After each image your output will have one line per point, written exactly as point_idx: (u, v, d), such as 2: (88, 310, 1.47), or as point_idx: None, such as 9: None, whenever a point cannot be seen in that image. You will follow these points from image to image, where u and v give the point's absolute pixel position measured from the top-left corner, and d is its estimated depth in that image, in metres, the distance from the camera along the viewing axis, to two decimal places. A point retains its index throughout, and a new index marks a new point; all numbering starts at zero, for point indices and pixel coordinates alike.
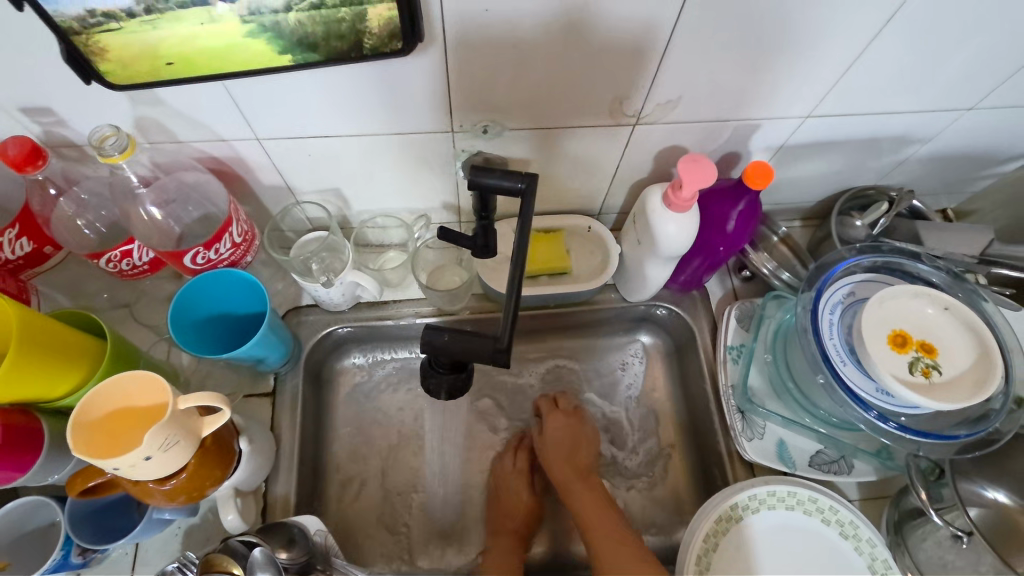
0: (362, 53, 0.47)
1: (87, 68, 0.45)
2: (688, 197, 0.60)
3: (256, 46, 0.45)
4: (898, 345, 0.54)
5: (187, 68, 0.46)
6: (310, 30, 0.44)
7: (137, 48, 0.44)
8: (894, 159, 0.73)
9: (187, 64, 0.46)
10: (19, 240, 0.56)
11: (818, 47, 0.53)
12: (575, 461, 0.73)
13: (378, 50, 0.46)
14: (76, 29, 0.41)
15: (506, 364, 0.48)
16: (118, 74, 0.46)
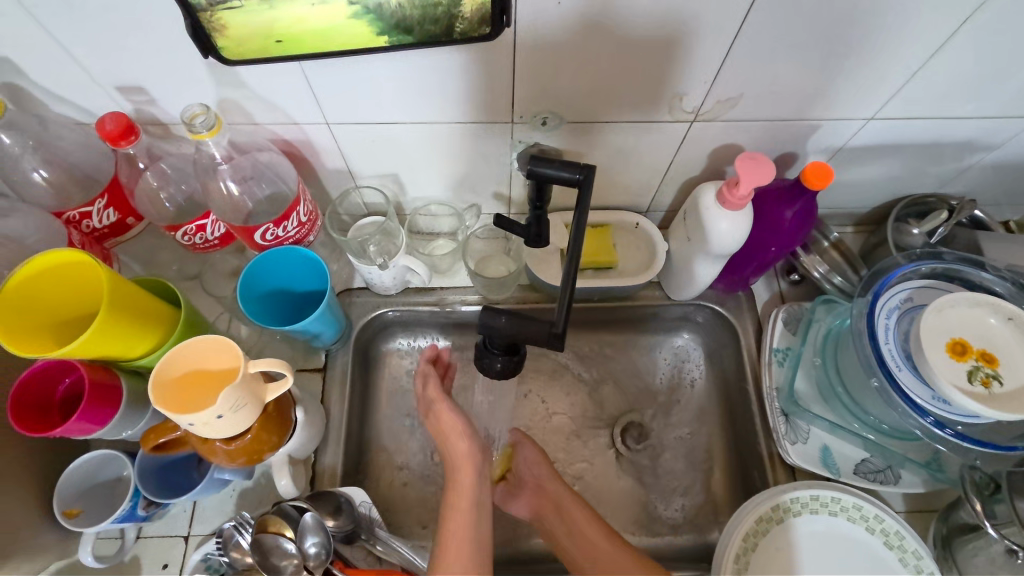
0: (452, 37, 0.48)
1: (207, 44, 0.47)
2: (744, 196, 0.59)
3: (358, 29, 0.47)
4: (958, 353, 0.53)
5: (294, 45, 0.48)
6: (408, 13, 0.46)
7: (252, 26, 0.46)
8: (956, 166, 0.71)
9: (294, 42, 0.48)
10: (107, 211, 0.60)
11: (888, 48, 0.52)
12: (559, 496, 0.67)
13: (468, 35, 0.48)
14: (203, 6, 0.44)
15: (558, 350, 0.49)
16: (232, 50, 0.48)
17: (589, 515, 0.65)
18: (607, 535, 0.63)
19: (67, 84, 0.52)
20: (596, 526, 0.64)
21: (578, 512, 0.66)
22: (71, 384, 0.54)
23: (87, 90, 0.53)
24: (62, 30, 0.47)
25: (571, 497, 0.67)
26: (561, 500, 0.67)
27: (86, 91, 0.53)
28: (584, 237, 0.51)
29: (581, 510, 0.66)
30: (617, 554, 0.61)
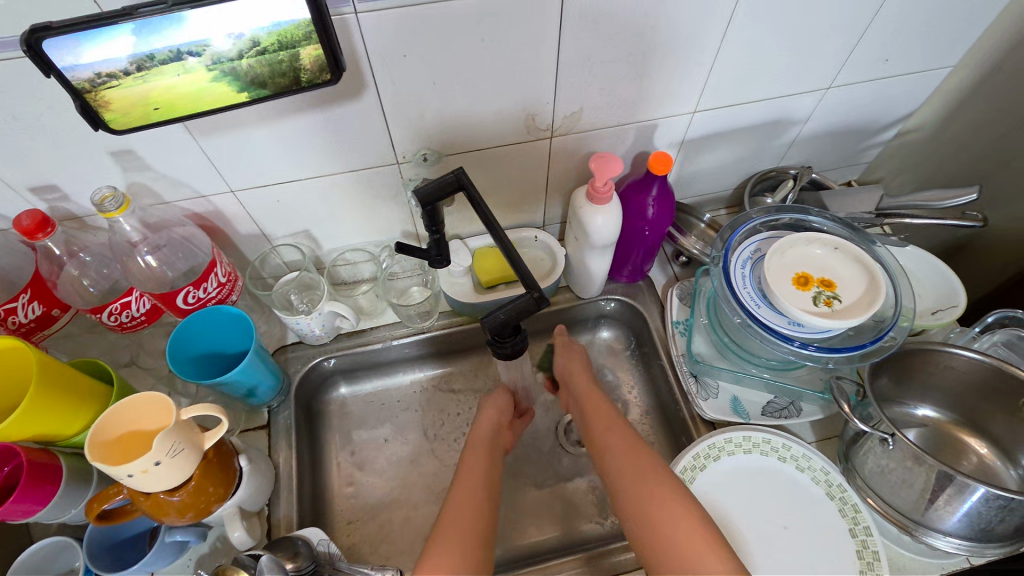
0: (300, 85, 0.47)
1: (92, 116, 0.44)
2: (606, 189, 0.69)
3: (220, 87, 0.45)
4: (802, 284, 0.62)
5: (174, 111, 0.46)
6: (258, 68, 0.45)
7: (134, 94, 0.44)
8: (784, 142, 0.85)
9: (173, 109, 0.46)
10: (31, 304, 0.63)
11: (683, 53, 0.64)
12: (581, 406, 0.72)
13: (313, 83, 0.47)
14: (82, 85, 0.42)
15: (546, 303, 0.60)
16: (120, 120, 0.46)
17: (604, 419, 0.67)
18: (612, 443, 0.64)
19: None
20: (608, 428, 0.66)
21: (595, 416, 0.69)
22: (10, 472, 0.56)
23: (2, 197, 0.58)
24: None
25: (599, 399, 0.71)
26: (590, 401, 0.71)
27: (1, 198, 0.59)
28: (497, 221, 0.62)
29: (601, 412, 0.69)
30: (622, 456, 0.61)
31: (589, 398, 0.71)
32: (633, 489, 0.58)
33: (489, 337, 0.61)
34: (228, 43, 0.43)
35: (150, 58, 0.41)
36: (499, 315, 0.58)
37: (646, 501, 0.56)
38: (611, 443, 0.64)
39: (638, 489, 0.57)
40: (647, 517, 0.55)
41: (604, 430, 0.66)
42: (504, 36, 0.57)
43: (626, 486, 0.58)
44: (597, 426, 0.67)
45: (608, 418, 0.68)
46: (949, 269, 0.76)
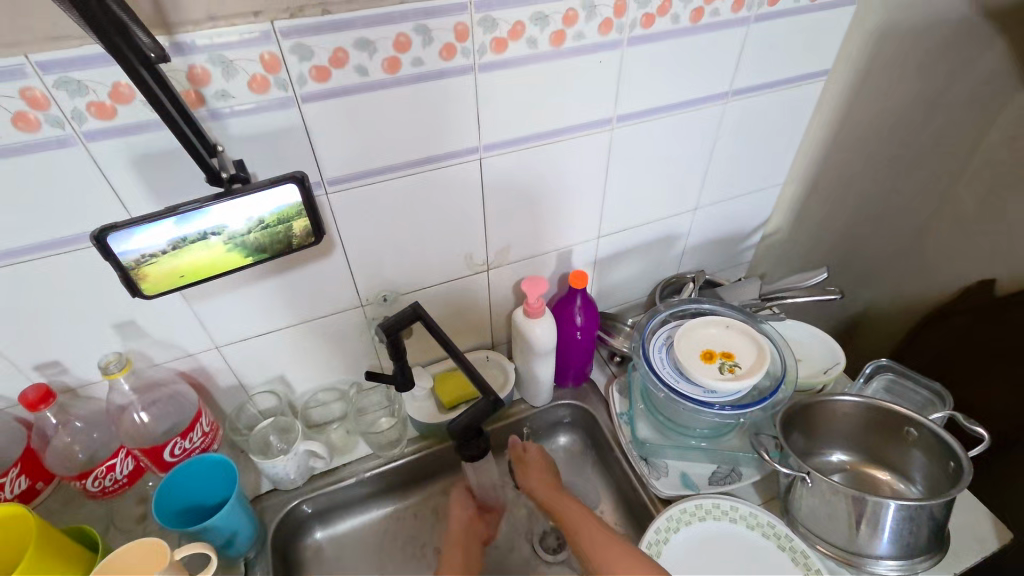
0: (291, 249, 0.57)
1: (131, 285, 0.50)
2: (539, 304, 0.84)
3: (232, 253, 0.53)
4: (708, 358, 0.76)
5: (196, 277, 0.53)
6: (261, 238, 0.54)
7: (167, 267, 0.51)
8: (677, 252, 1.04)
9: (195, 275, 0.53)
10: (19, 478, 0.68)
11: (580, 194, 0.83)
12: (553, 501, 0.79)
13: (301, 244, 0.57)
14: (129, 264, 0.49)
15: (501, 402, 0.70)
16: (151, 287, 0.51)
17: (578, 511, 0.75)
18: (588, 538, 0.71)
19: None
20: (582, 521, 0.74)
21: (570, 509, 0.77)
22: None
23: (6, 376, 0.65)
24: None
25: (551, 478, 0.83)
26: (546, 480, 0.83)
27: (5, 378, 0.65)
28: (452, 341, 0.75)
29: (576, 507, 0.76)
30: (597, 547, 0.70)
31: (545, 477, 0.83)
32: (596, 546, 0.70)
33: (454, 439, 0.69)
34: (243, 225, 0.52)
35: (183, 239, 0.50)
36: (461, 418, 0.68)
37: (610, 555, 0.68)
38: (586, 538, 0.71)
39: (600, 553, 0.69)
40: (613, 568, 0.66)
41: (565, 503, 0.78)
42: (441, 199, 0.73)
43: (591, 546, 0.70)
44: (557, 500, 0.80)
45: (562, 495, 0.80)
46: (827, 336, 0.94)
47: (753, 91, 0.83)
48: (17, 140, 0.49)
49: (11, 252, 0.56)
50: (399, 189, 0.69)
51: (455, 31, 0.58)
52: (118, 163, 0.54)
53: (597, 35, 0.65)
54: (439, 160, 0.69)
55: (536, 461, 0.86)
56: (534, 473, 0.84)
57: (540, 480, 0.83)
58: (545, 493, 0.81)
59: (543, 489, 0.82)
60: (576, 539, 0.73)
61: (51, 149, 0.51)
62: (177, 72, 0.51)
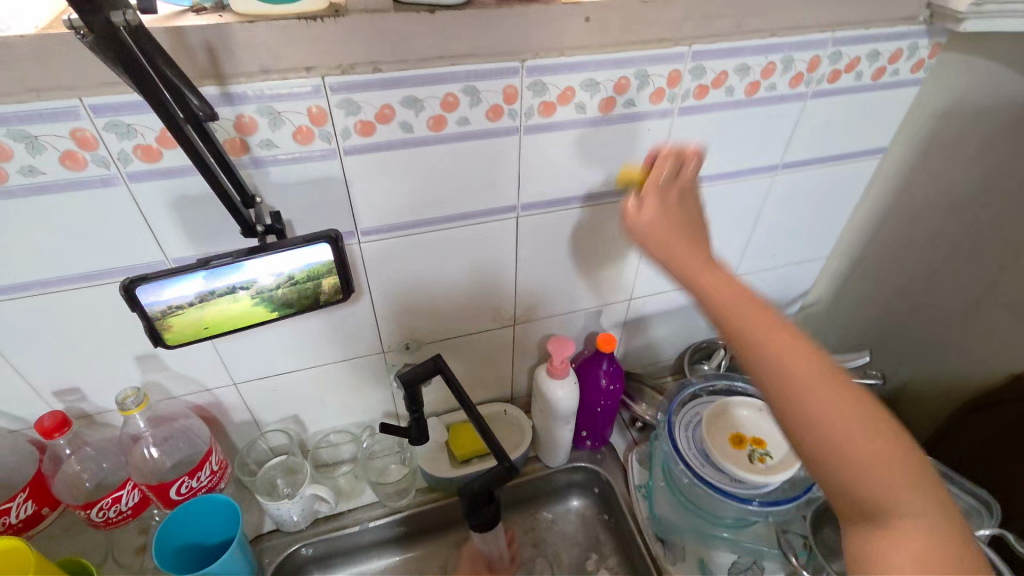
0: (318, 303, 0.55)
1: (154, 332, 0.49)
2: (562, 366, 0.81)
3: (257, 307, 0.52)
4: (737, 443, 0.72)
5: (219, 326, 0.52)
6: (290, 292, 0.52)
7: (193, 317, 0.50)
8: (711, 317, 1.01)
9: (218, 324, 0.52)
10: (25, 504, 0.67)
11: (617, 255, 0.81)
12: (646, 198, 0.52)
13: (329, 300, 0.55)
14: (155, 314, 0.48)
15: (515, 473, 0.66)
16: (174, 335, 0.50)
17: (753, 301, 0.45)
18: (835, 453, 0.40)
19: (6, 397, 0.64)
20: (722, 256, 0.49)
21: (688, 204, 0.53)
22: None
23: (25, 400, 0.65)
24: (17, 356, 0.61)
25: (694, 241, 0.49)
26: (689, 220, 0.51)
27: (24, 402, 0.65)
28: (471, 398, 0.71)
29: (672, 206, 0.51)
30: (835, 475, 0.40)
31: (678, 207, 0.51)
32: (834, 417, 0.40)
33: (462, 507, 0.65)
34: (272, 280, 0.51)
35: (212, 292, 0.49)
36: (472, 484, 0.65)
37: (840, 409, 0.40)
38: (765, 345, 0.43)
39: (823, 404, 0.40)
40: (847, 444, 0.40)
41: (752, 305, 0.44)
42: (474, 253, 0.72)
43: (821, 414, 0.40)
44: (705, 270, 0.46)
45: (726, 280, 0.46)
46: None
47: (803, 164, 0.80)
48: (63, 177, 0.50)
49: (45, 282, 0.56)
50: (432, 241, 0.68)
51: (504, 93, 0.57)
52: (158, 204, 0.54)
53: (648, 103, 0.64)
54: (474, 216, 0.67)
55: (684, 190, 0.53)
56: (650, 198, 0.52)
57: (669, 210, 0.51)
58: (678, 237, 0.49)
59: (712, 268, 0.47)
60: (770, 365, 0.42)
61: (95, 187, 0.51)
62: (226, 120, 0.51)
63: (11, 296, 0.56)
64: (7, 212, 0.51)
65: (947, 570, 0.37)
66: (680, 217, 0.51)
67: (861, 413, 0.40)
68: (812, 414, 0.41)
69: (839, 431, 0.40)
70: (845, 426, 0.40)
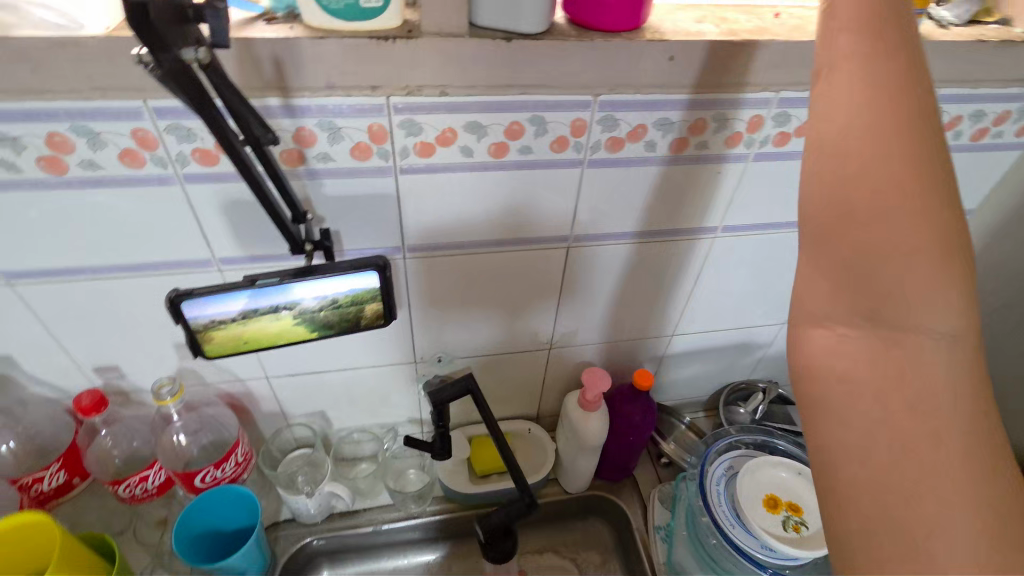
0: (359, 326, 0.53)
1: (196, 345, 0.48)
2: (594, 399, 0.79)
3: (298, 326, 0.51)
4: (772, 506, 0.69)
5: (259, 342, 0.51)
6: (332, 315, 0.51)
7: (234, 333, 0.48)
8: (754, 359, 0.96)
9: (258, 340, 0.51)
10: (57, 473, 0.68)
11: (667, 291, 0.78)
12: None
13: (370, 324, 0.53)
14: (198, 327, 0.47)
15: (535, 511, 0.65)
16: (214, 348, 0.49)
17: (881, 122, 0.31)
18: (840, 282, 0.32)
19: (50, 369, 0.65)
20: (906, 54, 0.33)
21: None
22: None
23: (67, 373, 0.66)
24: (64, 333, 0.62)
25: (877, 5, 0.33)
26: None
27: (65, 374, 0.66)
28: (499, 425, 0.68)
29: None
30: (820, 293, 0.33)
31: None
32: (892, 228, 0.30)
33: (481, 536, 0.64)
34: (315, 302, 0.49)
35: (255, 311, 0.47)
36: (493, 519, 0.63)
37: (903, 236, 0.30)
38: (831, 169, 0.32)
39: (863, 227, 0.31)
40: (896, 278, 0.30)
41: (869, 105, 0.32)
42: (519, 276, 0.70)
43: (856, 212, 0.31)
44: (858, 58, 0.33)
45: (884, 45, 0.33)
46: None
47: None
48: (120, 173, 0.50)
49: (95, 267, 0.57)
50: (478, 263, 0.66)
51: (572, 126, 0.55)
52: (211, 204, 0.54)
53: (722, 146, 0.60)
54: (524, 242, 0.65)
55: None
56: None
57: None
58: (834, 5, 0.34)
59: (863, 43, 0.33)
60: (838, 150, 0.32)
61: (150, 185, 0.52)
62: (285, 132, 0.50)
63: (63, 279, 0.57)
64: (67, 201, 0.51)
65: (927, 501, 0.29)
66: (868, 4, 0.33)
67: (921, 295, 0.30)
68: (824, 214, 0.33)
69: (889, 284, 0.30)
70: (902, 288, 0.30)
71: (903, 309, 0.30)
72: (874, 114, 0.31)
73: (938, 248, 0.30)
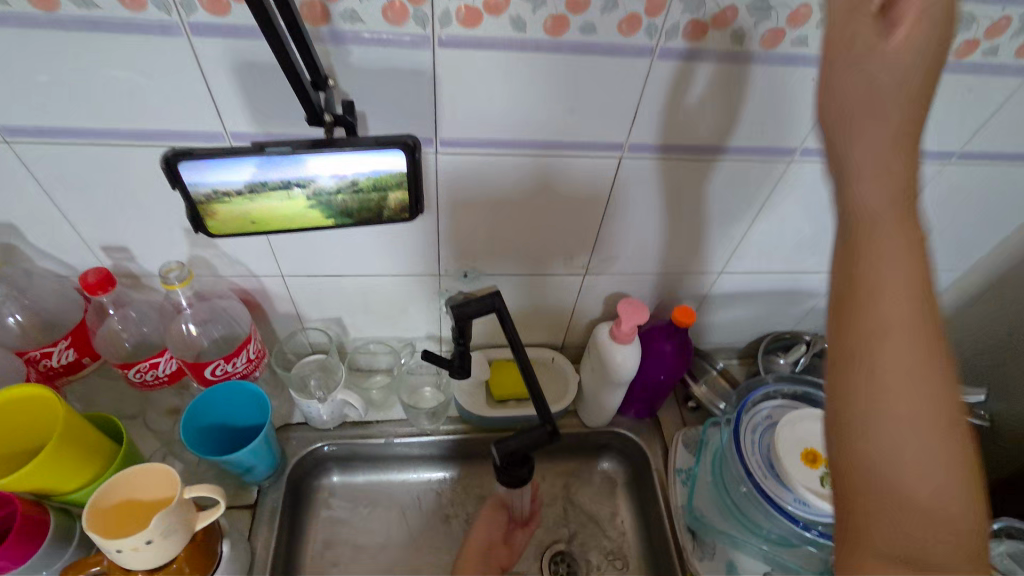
0: (381, 217, 0.50)
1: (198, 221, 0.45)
2: (629, 331, 0.73)
3: (309, 213, 0.47)
4: (810, 462, 0.65)
5: (265, 224, 0.48)
6: (349, 202, 0.47)
7: (236, 213, 0.45)
8: (803, 309, 0.89)
9: (265, 221, 0.47)
10: (67, 351, 0.66)
11: (722, 223, 0.70)
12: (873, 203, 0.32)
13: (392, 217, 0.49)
14: (201, 197, 0.43)
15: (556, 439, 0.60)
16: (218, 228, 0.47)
17: (910, 361, 0.32)
18: (841, 513, 0.34)
19: (56, 243, 0.62)
20: (863, 166, 0.32)
21: (841, 66, 0.31)
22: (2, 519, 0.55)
23: (73, 249, 0.63)
24: (68, 205, 0.58)
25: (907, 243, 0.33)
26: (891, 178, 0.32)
27: (72, 250, 0.63)
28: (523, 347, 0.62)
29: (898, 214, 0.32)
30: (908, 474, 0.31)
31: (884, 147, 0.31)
32: (910, 459, 0.31)
33: (496, 459, 0.61)
34: (332, 182, 0.45)
35: (263, 184, 0.43)
36: (510, 442, 0.59)
37: (911, 461, 0.31)
38: (875, 411, 0.32)
39: (884, 470, 0.32)
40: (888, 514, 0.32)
41: (896, 363, 0.31)
42: (561, 188, 0.62)
43: (893, 449, 0.31)
44: (863, 320, 0.32)
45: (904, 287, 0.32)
46: None
47: (984, 157, 0.65)
48: (120, 16, 0.44)
49: (96, 131, 0.51)
50: (517, 167, 0.59)
51: (648, 1, 0.46)
52: (221, 66, 0.47)
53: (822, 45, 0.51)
54: (571, 147, 0.57)
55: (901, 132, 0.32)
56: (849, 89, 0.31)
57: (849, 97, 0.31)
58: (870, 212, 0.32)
59: (884, 301, 0.32)
60: (869, 391, 0.32)
61: (155, 35, 0.45)
62: None
63: (62, 142, 0.52)
64: (60, 47, 0.45)
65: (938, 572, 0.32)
66: (895, 184, 0.32)
67: (942, 506, 0.32)
68: (869, 446, 0.32)
69: (880, 521, 0.32)
70: (900, 518, 0.32)
71: (906, 464, 0.32)
72: (913, 328, 0.32)
73: (943, 428, 0.32)
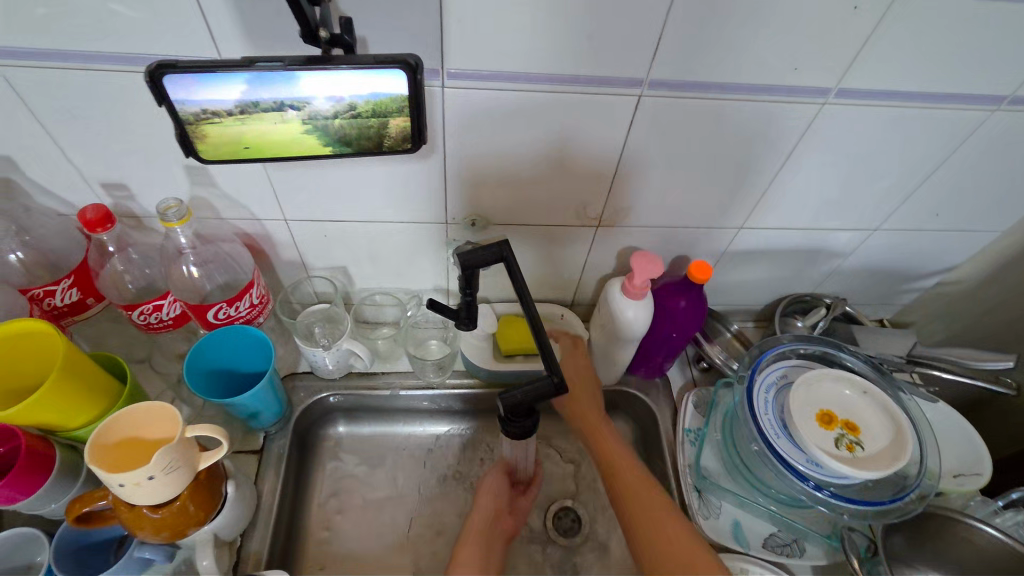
0: (381, 149, 0.51)
1: (186, 143, 0.47)
2: (641, 286, 0.70)
3: (311, 138, 0.49)
4: (825, 423, 0.62)
5: (259, 151, 0.50)
6: (348, 129, 0.48)
7: (229, 134, 0.47)
8: (825, 270, 0.85)
9: (260, 149, 0.50)
10: (70, 290, 0.66)
11: (744, 173, 0.66)
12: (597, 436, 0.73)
13: (394, 148, 0.51)
14: (189, 117, 0.45)
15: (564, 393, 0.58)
16: (209, 152, 0.49)
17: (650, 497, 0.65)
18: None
19: (55, 179, 0.60)
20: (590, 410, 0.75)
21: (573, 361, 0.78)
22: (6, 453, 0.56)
23: (73, 186, 0.61)
24: (64, 139, 0.56)
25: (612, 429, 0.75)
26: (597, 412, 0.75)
27: (72, 187, 0.62)
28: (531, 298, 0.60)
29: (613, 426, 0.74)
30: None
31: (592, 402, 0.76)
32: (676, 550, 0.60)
33: (501, 410, 0.60)
34: (328, 105, 0.46)
35: (254, 105, 0.45)
36: (515, 395, 0.57)
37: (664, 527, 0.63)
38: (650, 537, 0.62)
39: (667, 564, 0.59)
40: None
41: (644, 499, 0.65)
42: (575, 131, 0.59)
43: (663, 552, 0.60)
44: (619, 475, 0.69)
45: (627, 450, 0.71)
46: (966, 422, 0.76)
47: None
48: None
49: (86, 56, 0.49)
50: (529, 107, 0.56)
51: None
52: None
53: None
54: (586, 84, 0.54)
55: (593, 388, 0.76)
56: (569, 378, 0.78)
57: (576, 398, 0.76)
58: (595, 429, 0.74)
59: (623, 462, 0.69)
60: (643, 525, 0.63)
61: None
62: None
63: (53, 66, 0.49)
64: None
65: None
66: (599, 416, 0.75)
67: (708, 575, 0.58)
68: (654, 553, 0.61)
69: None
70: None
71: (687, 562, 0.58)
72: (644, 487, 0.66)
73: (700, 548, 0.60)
